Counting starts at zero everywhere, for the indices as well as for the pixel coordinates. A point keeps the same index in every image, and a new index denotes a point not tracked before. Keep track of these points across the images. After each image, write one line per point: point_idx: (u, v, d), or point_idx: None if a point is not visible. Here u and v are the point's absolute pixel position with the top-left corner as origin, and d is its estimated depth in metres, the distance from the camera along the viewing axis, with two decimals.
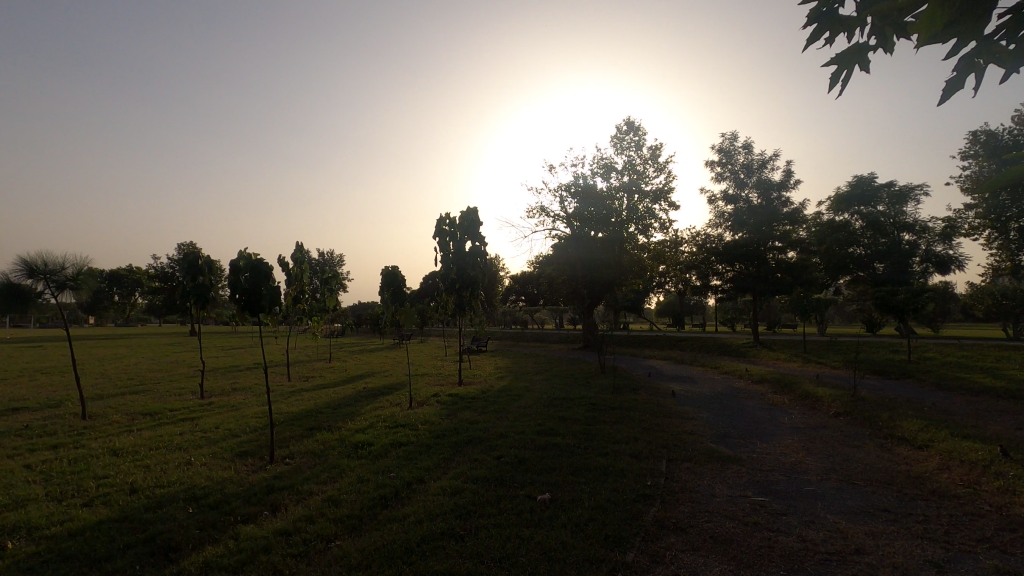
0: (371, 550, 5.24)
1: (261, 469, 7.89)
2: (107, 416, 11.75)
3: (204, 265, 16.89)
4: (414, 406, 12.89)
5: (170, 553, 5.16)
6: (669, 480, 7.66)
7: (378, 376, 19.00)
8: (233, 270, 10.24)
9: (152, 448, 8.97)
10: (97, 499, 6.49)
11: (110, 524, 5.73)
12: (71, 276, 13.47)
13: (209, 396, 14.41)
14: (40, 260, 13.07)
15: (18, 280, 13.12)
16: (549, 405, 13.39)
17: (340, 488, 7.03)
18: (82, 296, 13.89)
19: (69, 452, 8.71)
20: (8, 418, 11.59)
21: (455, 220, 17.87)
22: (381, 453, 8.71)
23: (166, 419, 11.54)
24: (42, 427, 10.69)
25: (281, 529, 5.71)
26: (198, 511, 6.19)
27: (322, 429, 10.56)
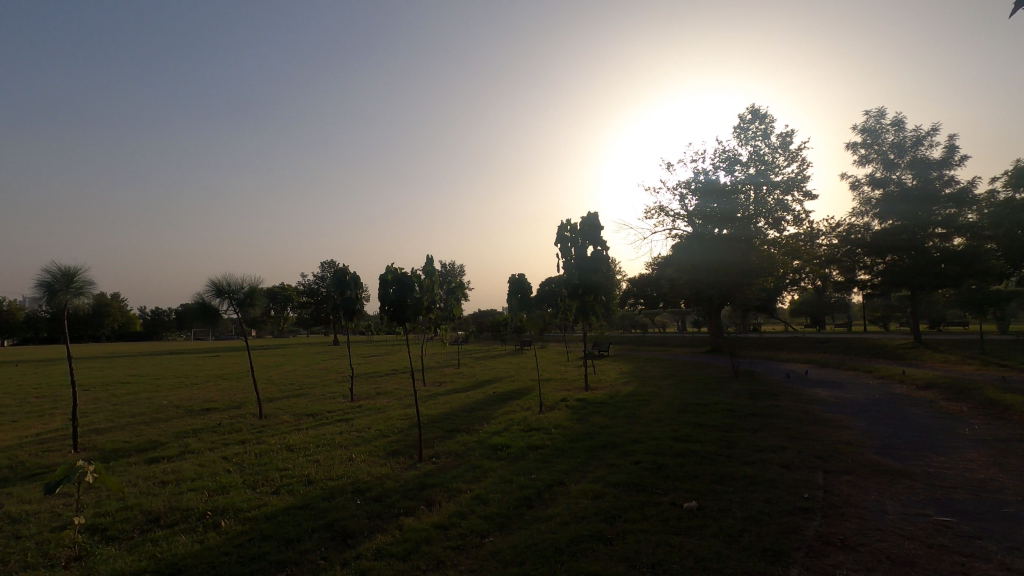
0: (523, 548, 5.45)
1: (412, 467, 8.50)
2: (279, 416, 13.37)
3: (351, 280, 18.56)
4: (544, 410, 13.11)
5: (348, 538, 5.77)
6: (827, 493, 7.05)
7: (505, 381, 19.59)
8: (381, 283, 11.29)
9: (319, 445, 10.08)
10: (282, 488, 7.45)
11: (295, 510, 6.53)
12: (247, 294, 15.59)
13: (357, 400, 15.81)
14: (224, 281, 15.31)
15: (208, 299, 15.44)
16: (682, 410, 12.91)
17: (486, 487, 7.37)
18: (257, 310, 15.98)
19: (255, 447, 10.08)
20: (205, 417, 13.69)
21: (576, 226, 17.98)
22: (519, 455, 9.00)
23: (325, 419, 12.87)
24: (231, 425, 12.48)
25: (438, 523, 6.13)
26: (364, 502, 6.84)
27: (461, 430, 11.14)
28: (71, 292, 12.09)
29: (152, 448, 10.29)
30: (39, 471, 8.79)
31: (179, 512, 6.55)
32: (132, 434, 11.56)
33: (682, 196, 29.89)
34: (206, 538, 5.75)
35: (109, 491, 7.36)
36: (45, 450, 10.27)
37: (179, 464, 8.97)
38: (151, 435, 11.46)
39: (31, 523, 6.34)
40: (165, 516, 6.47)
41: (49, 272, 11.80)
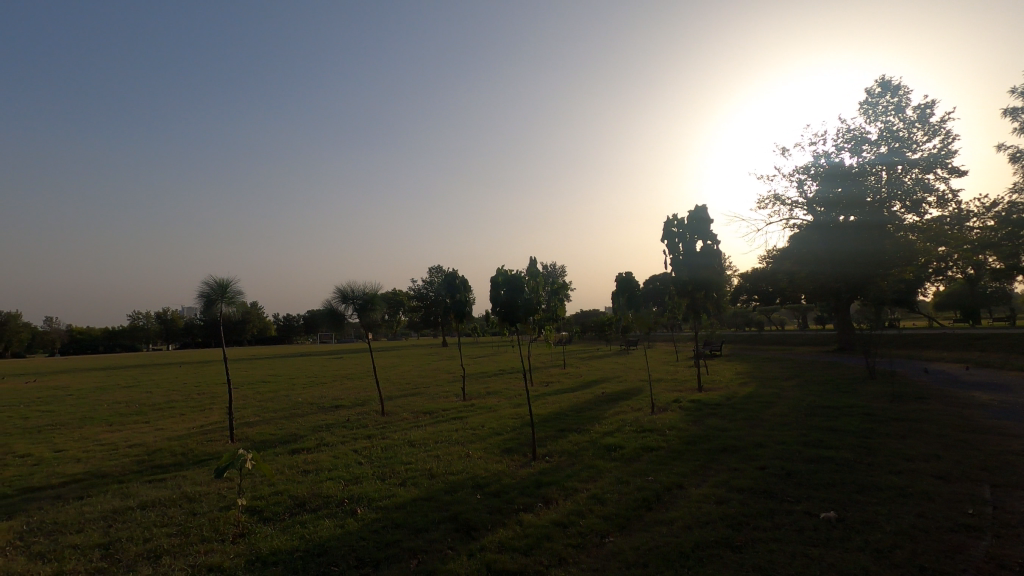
0: (645, 550, 5.35)
1: (526, 465, 8.66)
2: (399, 413, 14.23)
3: (460, 283, 19.29)
4: (656, 411, 12.71)
5: (471, 531, 6.00)
6: (998, 510, 6.17)
7: (613, 381, 19.29)
8: (492, 285, 11.66)
9: (437, 441, 10.59)
10: (408, 480, 7.92)
11: (422, 501, 6.93)
12: (368, 298, 16.78)
13: (469, 399, 16.38)
14: (349, 287, 16.72)
15: (335, 305, 16.85)
16: (810, 414, 11.91)
17: (602, 487, 7.31)
18: (378, 314, 17.10)
19: (380, 441, 10.82)
20: (335, 413, 14.91)
21: (684, 220, 17.31)
22: (634, 457, 8.82)
23: (441, 417, 13.47)
24: (358, 421, 13.49)
25: (558, 520, 6.19)
26: (484, 497, 7.09)
27: (572, 430, 11.13)
28: (227, 299, 13.76)
29: (293, 441, 11.40)
30: (207, 458, 10.10)
31: (322, 499, 7.21)
32: (276, 428, 12.90)
33: (800, 183, 27.67)
34: (345, 524, 6.27)
35: (263, 477, 8.26)
36: (209, 439, 11.77)
37: (317, 455, 9.86)
38: (292, 429, 12.70)
39: (204, 502, 7.30)
40: (309, 501, 7.15)
41: (209, 282, 13.54)
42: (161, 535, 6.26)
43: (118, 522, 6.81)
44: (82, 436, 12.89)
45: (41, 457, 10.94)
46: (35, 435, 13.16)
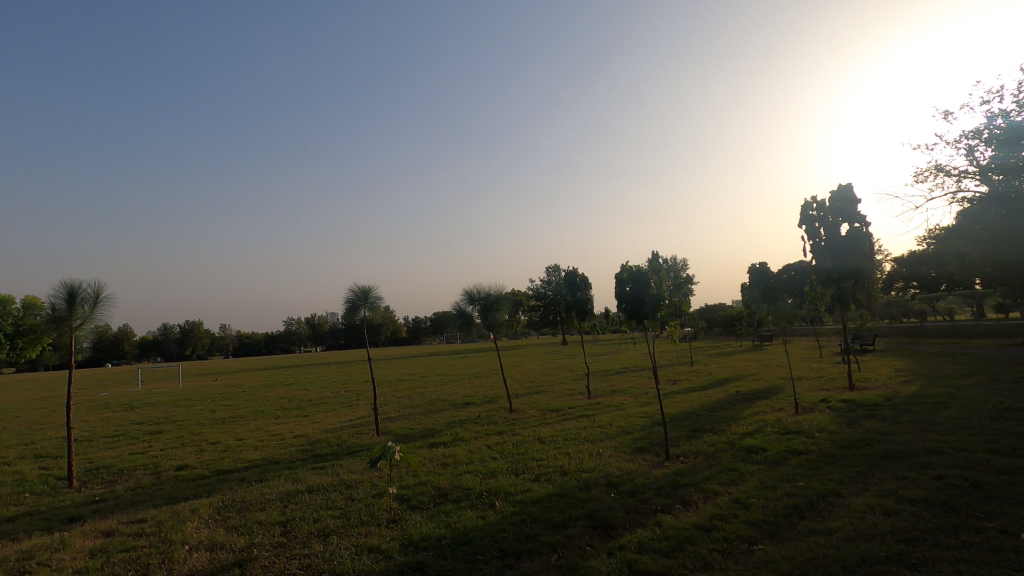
0: (801, 561, 4.96)
1: (660, 465, 8.41)
2: (527, 411, 14.54)
3: (581, 282, 19.28)
4: (802, 412, 11.70)
5: (609, 529, 5.97)
6: None
7: (748, 379, 18.08)
8: (617, 282, 11.53)
9: (567, 439, 10.66)
10: (541, 477, 8.07)
11: (557, 497, 7.03)
12: (494, 299, 17.41)
13: (595, 397, 16.28)
14: (476, 290, 17.56)
15: (464, 307, 17.69)
16: (997, 418, 10.21)
17: (746, 491, 6.89)
18: (503, 314, 17.64)
19: (511, 437, 11.15)
20: (466, 409, 15.63)
21: (824, 202, 15.75)
22: (779, 460, 8.21)
23: (568, 415, 13.57)
24: (488, 417, 14.01)
25: (700, 523, 5.94)
26: (619, 496, 7.01)
27: (707, 430, 10.62)
28: (369, 304, 15.03)
29: (431, 435, 12.13)
30: (358, 449, 11.11)
31: (462, 491, 7.60)
32: (415, 423, 13.82)
33: (970, 149, 23.89)
34: (486, 515, 6.55)
35: (407, 469, 8.90)
36: (358, 433, 12.91)
37: (454, 449, 10.41)
38: (430, 424, 13.53)
39: (359, 489, 8.04)
40: (451, 492, 7.58)
41: (354, 289, 14.89)
42: (327, 516, 7.00)
43: (292, 503, 7.72)
44: (257, 427, 14.80)
45: (228, 444, 12.74)
46: (222, 426, 15.36)
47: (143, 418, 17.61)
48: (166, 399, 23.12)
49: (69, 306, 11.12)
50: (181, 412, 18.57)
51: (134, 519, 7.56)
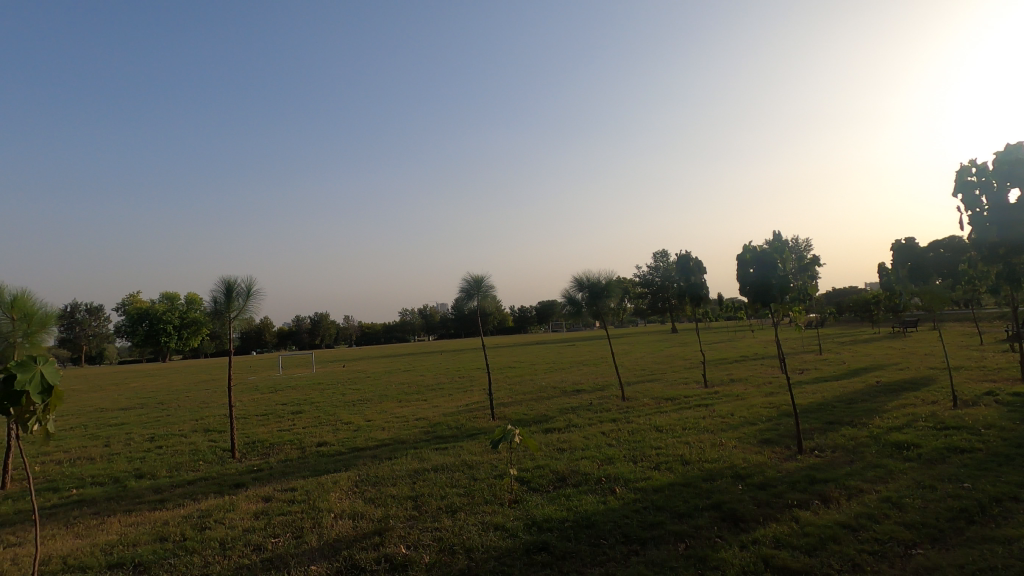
0: (973, 571, 4.38)
1: (792, 459, 7.84)
2: (640, 399, 14.23)
3: (695, 266, 18.37)
4: (962, 406, 10.31)
5: (740, 522, 5.69)
6: None
7: (891, 369, 16.29)
8: (741, 264, 10.86)
9: (685, 428, 10.29)
10: (662, 465, 7.87)
11: (680, 486, 6.81)
12: (604, 285, 17.17)
13: (713, 386, 15.54)
14: (585, 276, 17.42)
15: (574, 294, 17.64)
16: None
17: (897, 490, 6.21)
18: (614, 301, 17.35)
19: (626, 425, 10.99)
20: (577, 396, 15.64)
21: (986, 166, 13.65)
22: (937, 459, 7.30)
23: (685, 404, 13.09)
24: (601, 404, 13.91)
25: (845, 522, 5.46)
26: (749, 488, 6.64)
27: (845, 424, 9.71)
28: (482, 293, 15.49)
29: (545, 421, 12.29)
30: (476, 432, 11.55)
31: (580, 475, 7.63)
32: (528, 408, 14.07)
33: None
34: (606, 501, 6.52)
35: (524, 452, 9.10)
36: (475, 417, 13.42)
37: (569, 435, 10.47)
38: (543, 410, 13.72)
39: (481, 469, 8.36)
40: (570, 477, 7.63)
41: (467, 279, 15.42)
42: (453, 494, 7.36)
43: (420, 480, 8.22)
44: (382, 409, 15.92)
45: (359, 424, 13.83)
46: (353, 408, 16.72)
47: (286, 399, 19.64)
48: (305, 383, 25.62)
49: (227, 300, 12.65)
50: (317, 395, 20.46)
51: (287, 488, 8.47)
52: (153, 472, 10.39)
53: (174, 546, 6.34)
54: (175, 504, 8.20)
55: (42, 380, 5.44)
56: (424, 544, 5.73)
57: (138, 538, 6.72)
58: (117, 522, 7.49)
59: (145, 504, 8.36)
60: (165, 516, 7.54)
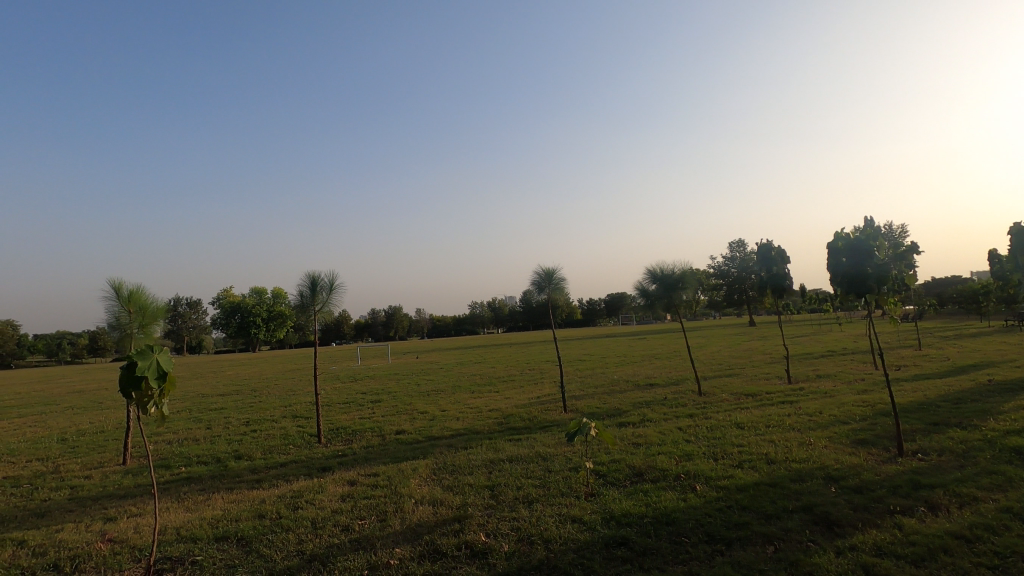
0: None
1: (892, 461, 7.28)
2: (718, 394, 13.72)
3: (778, 256, 17.31)
4: None
5: (835, 527, 5.35)
6: None
7: (1005, 366, 14.76)
8: (832, 254, 10.16)
9: (769, 425, 9.80)
10: (745, 463, 7.54)
11: (767, 486, 6.50)
12: (678, 277, 16.60)
13: (798, 383, 14.72)
14: (658, 268, 16.96)
15: (648, 286, 17.22)
16: None
17: (1019, 500, 5.62)
18: (689, 293, 16.78)
19: (704, 421, 10.63)
20: (651, 390, 15.30)
21: None
22: None
23: (767, 400, 12.49)
24: (676, 399, 13.53)
25: (957, 532, 5.00)
26: (844, 491, 6.23)
27: (953, 425, 8.89)
28: (552, 286, 15.45)
29: (618, 415, 12.12)
30: (549, 424, 11.57)
31: (658, 471, 7.45)
32: (600, 402, 13.94)
33: None
34: (687, 498, 6.34)
35: (599, 446, 9.02)
36: (547, 409, 13.45)
37: (643, 430, 10.27)
38: (615, 404, 13.54)
39: (556, 462, 8.36)
40: (647, 472, 7.48)
41: (538, 272, 15.44)
42: (529, 485, 7.42)
43: (496, 470, 8.35)
44: (456, 400, 16.30)
45: (434, 414, 14.24)
46: (428, 397, 17.23)
47: (365, 388, 20.55)
48: (382, 373, 26.70)
49: (312, 293, 13.36)
50: (393, 385, 21.26)
51: (370, 473, 8.86)
52: (249, 453, 11.19)
53: (270, 523, 6.80)
54: (269, 485, 8.80)
55: (157, 367, 6.00)
56: (503, 533, 5.81)
57: (239, 514, 7.27)
58: (221, 499, 8.13)
59: (244, 483, 9.03)
60: (262, 495, 8.10)
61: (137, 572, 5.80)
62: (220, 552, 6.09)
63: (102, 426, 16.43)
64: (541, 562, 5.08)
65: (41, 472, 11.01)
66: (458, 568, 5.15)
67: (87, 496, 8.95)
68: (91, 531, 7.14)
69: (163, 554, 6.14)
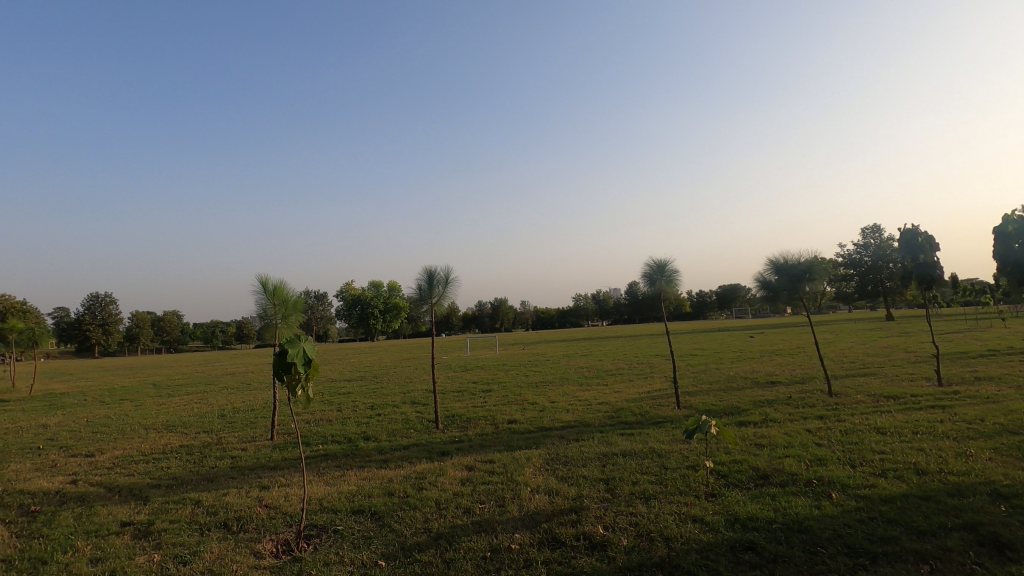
0: None
1: None
2: (853, 395, 12.55)
3: (925, 242, 15.33)
4: None
5: (1006, 550, 4.71)
6: None
7: None
8: (999, 238, 8.88)
9: (917, 432, 8.80)
10: (889, 473, 6.84)
11: (918, 499, 5.87)
12: (806, 268, 15.30)
13: (950, 385, 13.05)
14: (782, 258, 15.78)
15: (770, 278, 16.10)
16: None
17: None
18: (819, 286, 15.42)
19: (837, 424, 9.80)
20: (773, 389, 14.37)
21: None
22: None
23: (913, 403, 11.23)
24: (802, 399, 12.58)
25: None
26: (1017, 511, 5.46)
27: None
28: (665, 279, 14.97)
29: (737, 413, 11.51)
30: (662, 420, 11.27)
31: (785, 475, 7.00)
32: (716, 399, 13.31)
33: None
34: (821, 506, 5.89)
35: (718, 445, 8.64)
36: (659, 404, 13.13)
37: (767, 430, 9.67)
38: (733, 401, 12.89)
39: (672, 459, 8.15)
40: (773, 475, 7.05)
41: (649, 264, 15.05)
42: (645, 481, 7.31)
43: (609, 464, 8.31)
44: (565, 392, 16.40)
45: (544, 405, 14.45)
46: (537, 389, 17.49)
47: (476, 378, 21.34)
48: (491, 364, 27.51)
49: (429, 287, 14.09)
50: (503, 375, 21.86)
51: (486, 460, 9.22)
52: (375, 435, 12.11)
53: (399, 501, 7.34)
54: (395, 465, 9.47)
55: (304, 354, 6.69)
56: (620, 527, 5.80)
57: (370, 490, 7.91)
58: (355, 476, 8.90)
59: (373, 463, 9.81)
60: (390, 475, 8.75)
61: (290, 536, 6.54)
62: (357, 524, 6.68)
63: (252, 404, 18.61)
64: (663, 560, 5.00)
65: (208, 442, 12.75)
66: (578, 558, 5.22)
67: (245, 466, 10.22)
68: (251, 497, 8.15)
69: (311, 522, 6.88)
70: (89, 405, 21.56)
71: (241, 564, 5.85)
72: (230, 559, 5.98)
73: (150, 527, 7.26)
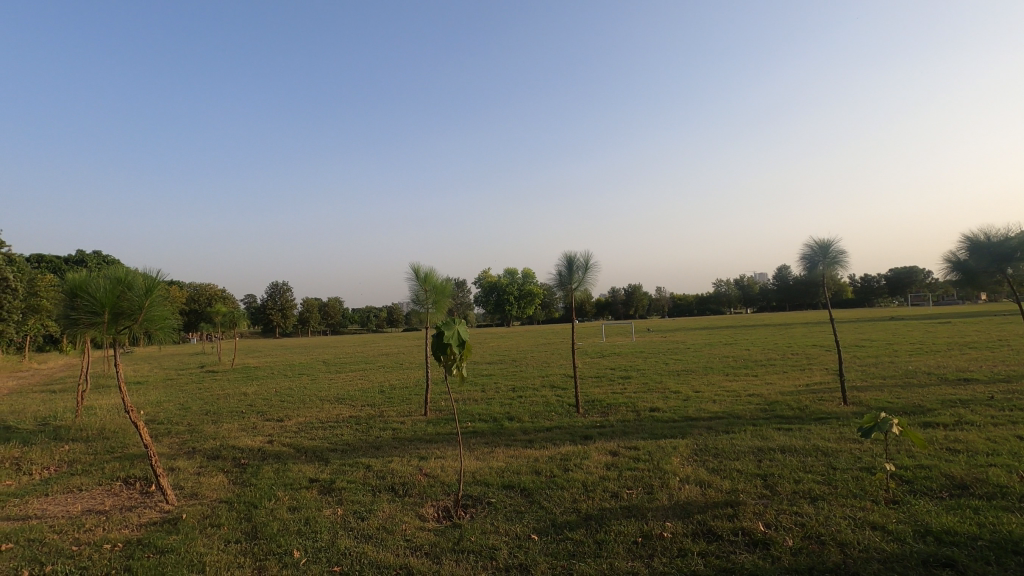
0: None
1: None
2: None
3: None
4: None
5: None
6: None
7: None
8: None
9: None
10: None
11: None
12: (1016, 246, 12.74)
13: None
14: (982, 234, 13.35)
15: (965, 257, 13.72)
16: None
17: None
18: None
19: None
20: (967, 387, 12.35)
21: None
22: None
23: None
24: (1007, 400, 10.66)
25: None
26: None
27: None
28: (828, 260, 13.45)
29: (920, 413, 10.08)
30: (827, 416, 10.25)
31: (991, 487, 6.00)
32: (892, 396, 11.79)
33: None
34: None
35: (900, 448, 7.64)
36: (822, 399, 11.97)
37: (962, 433, 8.34)
38: (914, 399, 11.34)
39: (841, 459, 7.39)
40: (974, 486, 6.08)
41: (810, 243, 13.66)
42: (810, 480, 6.73)
43: (766, 459, 7.78)
44: (711, 381, 15.63)
45: (688, 394, 13.89)
46: (679, 377, 16.89)
47: (614, 364, 21.15)
48: (629, 350, 27.08)
49: (569, 272, 14.19)
50: (642, 363, 21.39)
51: (630, 446, 9.13)
52: (518, 416, 12.59)
53: (547, 480, 7.58)
54: (540, 445, 9.78)
55: (458, 336, 7.15)
56: (785, 526, 5.41)
57: (518, 467, 8.27)
58: (503, 453, 9.35)
59: (518, 442, 10.23)
60: (536, 454, 9.06)
61: (449, 503, 7.10)
62: (508, 498, 7.03)
63: (407, 382, 20.34)
64: (837, 567, 4.59)
65: (372, 415, 14.20)
66: (739, 553, 4.99)
67: (405, 437, 11.23)
68: (412, 465, 8.94)
69: (466, 492, 7.39)
70: (277, 378, 25.17)
71: (410, 524, 6.47)
72: (400, 519, 6.65)
73: (332, 484, 8.31)
